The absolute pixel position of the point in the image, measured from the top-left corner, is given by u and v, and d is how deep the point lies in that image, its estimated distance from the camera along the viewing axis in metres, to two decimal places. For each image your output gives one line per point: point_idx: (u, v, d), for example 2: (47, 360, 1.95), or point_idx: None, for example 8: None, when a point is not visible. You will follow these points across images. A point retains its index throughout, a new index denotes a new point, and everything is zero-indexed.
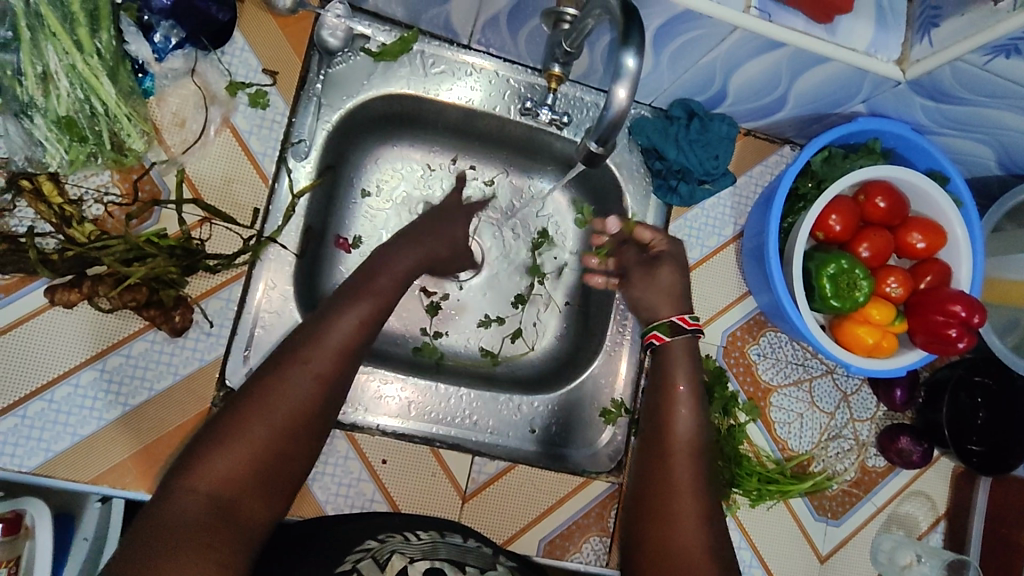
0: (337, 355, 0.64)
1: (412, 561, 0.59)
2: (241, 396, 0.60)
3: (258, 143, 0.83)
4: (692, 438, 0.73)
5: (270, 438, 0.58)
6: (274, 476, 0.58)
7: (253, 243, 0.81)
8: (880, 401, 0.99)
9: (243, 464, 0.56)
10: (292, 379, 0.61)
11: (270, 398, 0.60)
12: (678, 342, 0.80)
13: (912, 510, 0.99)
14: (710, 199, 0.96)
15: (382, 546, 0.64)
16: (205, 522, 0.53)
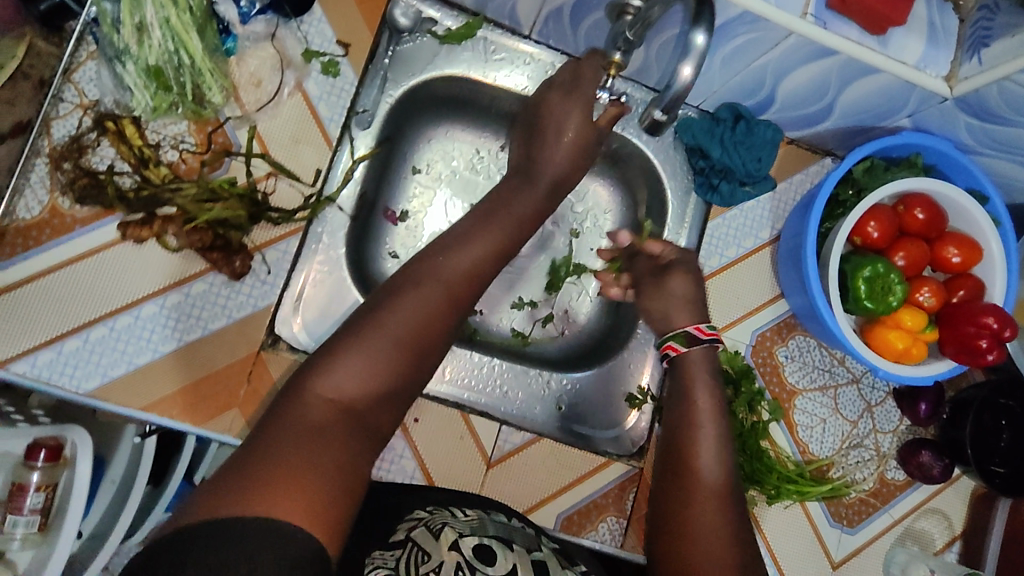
0: (457, 286, 0.65)
1: (462, 536, 0.62)
2: (369, 310, 0.61)
3: (326, 108, 0.88)
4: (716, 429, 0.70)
5: (393, 358, 0.58)
6: (395, 390, 0.58)
7: (313, 202, 0.85)
8: (904, 415, 1.00)
9: (368, 374, 0.56)
10: (420, 296, 0.62)
11: (394, 312, 0.60)
12: (695, 352, 0.76)
13: (929, 527, 1.00)
14: (750, 202, 0.99)
15: (431, 516, 0.66)
16: (333, 426, 0.52)
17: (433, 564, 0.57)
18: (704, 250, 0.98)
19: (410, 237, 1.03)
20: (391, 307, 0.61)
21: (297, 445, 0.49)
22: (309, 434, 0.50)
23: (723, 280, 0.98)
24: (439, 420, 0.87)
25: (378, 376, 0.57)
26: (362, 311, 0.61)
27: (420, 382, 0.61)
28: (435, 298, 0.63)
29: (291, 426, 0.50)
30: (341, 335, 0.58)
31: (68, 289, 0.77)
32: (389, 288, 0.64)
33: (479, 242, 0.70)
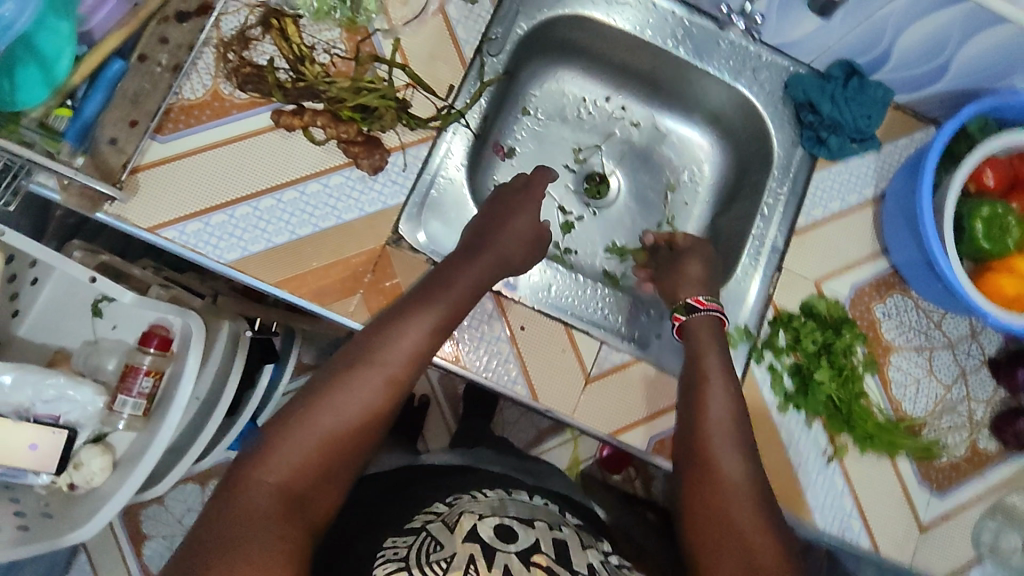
0: (407, 360, 0.74)
1: (483, 518, 0.71)
2: (318, 391, 0.70)
3: (463, 31, 0.93)
4: (729, 421, 0.77)
5: (338, 429, 0.68)
6: (338, 457, 0.68)
7: (445, 113, 0.91)
8: (998, 385, 0.99)
9: (305, 464, 0.65)
10: (364, 381, 0.71)
11: (339, 400, 0.69)
12: (696, 318, 0.88)
13: (1019, 502, 0.97)
14: (855, 160, 1.01)
15: (450, 509, 0.77)
16: (278, 509, 0.62)
17: (446, 554, 0.64)
18: (808, 201, 1.00)
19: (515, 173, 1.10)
20: (341, 390, 0.70)
21: (245, 523, 0.59)
22: (267, 515, 0.61)
23: (825, 231, 0.99)
24: (543, 330, 0.89)
25: (321, 451, 0.67)
26: (312, 389, 0.71)
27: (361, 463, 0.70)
28: (374, 382, 0.71)
29: (246, 504, 0.61)
30: (292, 412, 0.68)
31: (218, 168, 0.83)
32: (338, 366, 0.73)
33: (435, 312, 0.77)
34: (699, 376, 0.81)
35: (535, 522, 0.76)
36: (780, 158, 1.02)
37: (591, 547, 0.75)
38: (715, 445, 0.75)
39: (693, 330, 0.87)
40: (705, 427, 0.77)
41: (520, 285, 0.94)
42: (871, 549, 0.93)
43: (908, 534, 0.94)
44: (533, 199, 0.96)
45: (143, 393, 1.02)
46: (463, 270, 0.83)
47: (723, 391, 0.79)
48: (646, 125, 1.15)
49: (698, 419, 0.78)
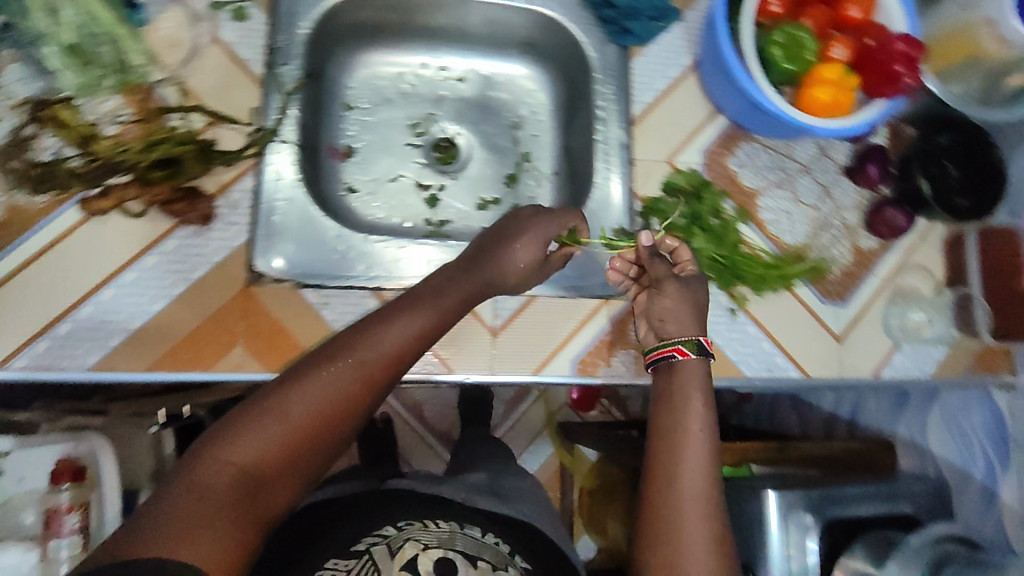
0: (386, 362, 0.64)
1: (425, 549, 0.84)
2: (290, 382, 0.61)
3: (245, 51, 0.90)
4: (704, 483, 0.68)
5: (303, 420, 0.59)
6: (310, 450, 0.59)
7: (258, 136, 0.87)
8: (859, 188, 1.05)
9: (270, 456, 0.57)
10: (335, 374, 0.61)
11: (291, 403, 0.59)
12: (690, 365, 0.75)
13: (915, 282, 1.05)
14: (664, 37, 1.04)
15: (398, 533, 0.87)
16: (235, 494, 0.54)
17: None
18: (636, 91, 1.02)
19: (361, 169, 1.07)
20: (313, 384, 0.60)
21: (188, 518, 0.51)
22: (215, 512, 0.52)
23: (660, 112, 1.02)
24: None
25: (292, 440, 0.58)
26: (280, 381, 0.61)
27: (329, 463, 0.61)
28: (352, 379, 0.61)
29: (197, 491, 0.53)
30: (265, 402, 0.59)
31: (44, 279, 0.79)
32: (312, 357, 0.63)
33: (423, 317, 0.68)
34: (675, 378, 0.75)
35: (478, 558, 0.86)
36: (597, 59, 1.03)
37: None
38: (668, 475, 0.68)
39: (681, 375, 0.75)
40: (678, 457, 0.69)
41: (395, 271, 0.90)
42: (802, 375, 0.99)
43: (829, 349, 1.00)
44: (529, 224, 0.84)
45: (75, 529, 0.96)
46: (456, 286, 0.73)
47: (704, 432, 0.71)
48: (471, 77, 1.13)
49: (672, 438, 0.70)
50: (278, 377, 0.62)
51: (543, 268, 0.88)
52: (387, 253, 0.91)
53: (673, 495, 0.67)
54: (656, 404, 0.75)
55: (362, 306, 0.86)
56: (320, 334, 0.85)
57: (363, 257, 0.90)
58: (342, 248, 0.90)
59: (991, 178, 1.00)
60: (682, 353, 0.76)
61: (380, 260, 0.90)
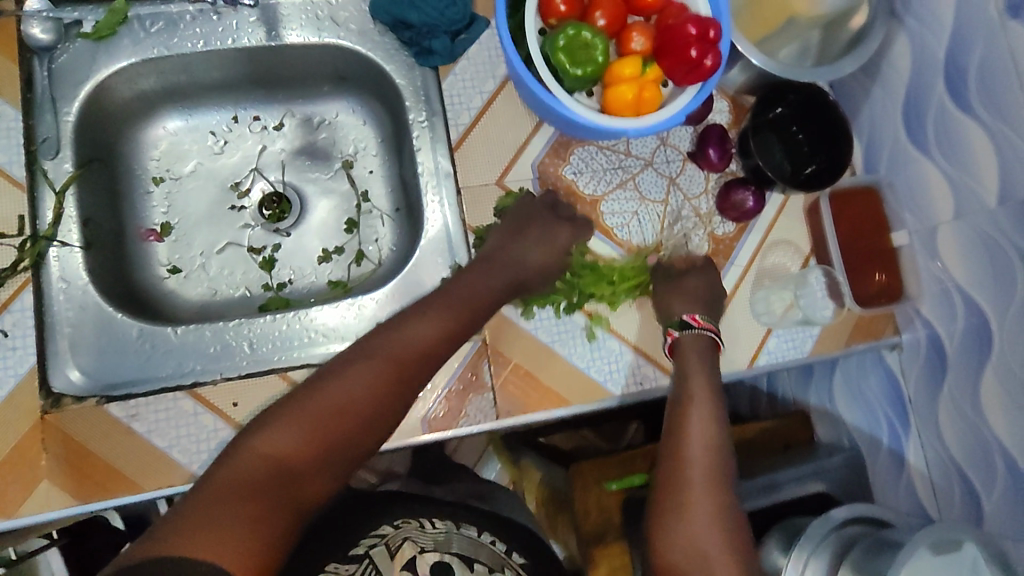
0: (418, 354, 0.77)
1: (423, 551, 0.76)
2: (333, 374, 0.72)
3: (1, 154, 0.82)
4: (704, 459, 0.82)
5: (379, 382, 0.72)
6: (330, 442, 0.68)
7: (28, 247, 0.80)
8: (705, 172, 0.99)
9: (295, 447, 0.66)
10: (358, 372, 0.72)
11: (345, 380, 0.71)
12: (686, 338, 0.88)
13: (779, 260, 1.00)
14: (473, 49, 0.97)
15: (395, 532, 0.79)
16: (265, 479, 0.64)
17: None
18: (450, 113, 0.95)
19: (181, 246, 1.00)
20: (356, 371, 0.72)
21: (224, 502, 0.60)
22: (253, 495, 0.62)
23: (480, 131, 0.95)
24: (259, 392, 0.81)
25: (315, 431, 0.68)
26: (322, 376, 0.72)
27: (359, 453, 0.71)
28: (386, 364, 0.74)
29: (230, 479, 0.63)
30: (281, 408, 0.69)
31: None
32: (338, 359, 0.74)
33: (475, 289, 0.85)
34: (684, 382, 0.87)
35: (474, 560, 0.78)
36: (404, 85, 0.97)
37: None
38: (692, 469, 0.81)
39: (681, 360, 0.89)
40: (685, 455, 0.82)
41: (212, 361, 0.84)
42: None
43: None
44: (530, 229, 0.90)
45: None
46: (473, 286, 0.85)
47: (704, 408, 0.85)
48: (289, 122, 1.06)
49: (676, 456, 0.83)
50: (313, 376, 0.73)
51: (559, 268, 0.92)
52: (199, 342, 0.84)
53: (695, 481, 0.80)
54: (670, 410, 0.87)
55: (174, 409, 0.79)
56: (133, 448, 0.78)
57: (172, 354, 0.83)
58: (147, 346, 0.83)
59: (835, 132, 0.95)
60: (669, 337, 0.90)
61: (192, 352, 0.83)
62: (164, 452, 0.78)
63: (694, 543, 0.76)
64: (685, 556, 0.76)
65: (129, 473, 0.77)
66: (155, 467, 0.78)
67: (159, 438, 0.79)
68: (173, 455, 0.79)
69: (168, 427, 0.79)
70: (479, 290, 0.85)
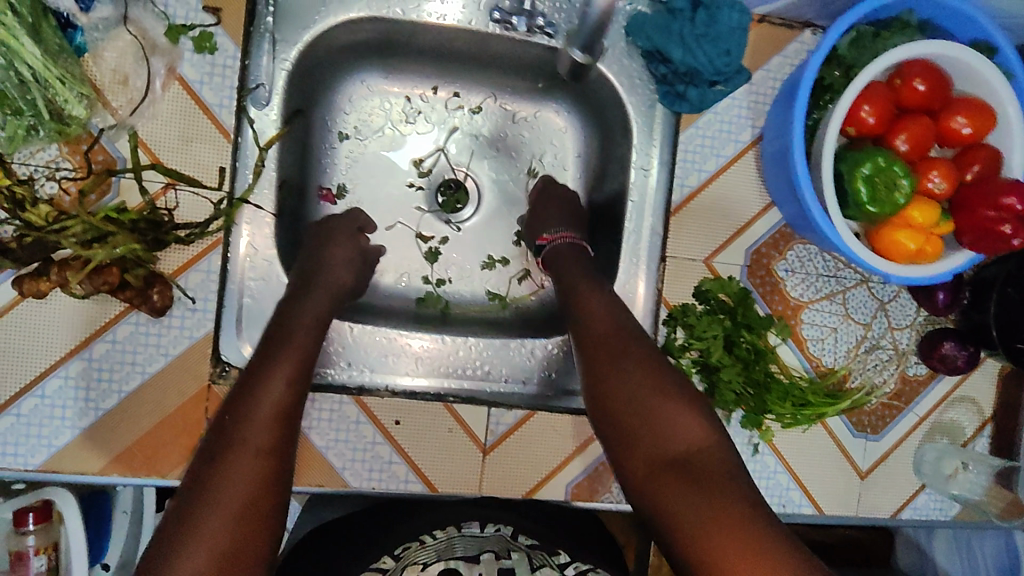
0: (275, 422, 0.63)
1: (425, 567, 0.69)
2: (202, 483, 0.58)
3: (211, 93, 0.74)
4: (629, 347, 0.69)
5: (250, 475, 0.59)
6: (240, 531, 0.57)
7: (225, 207, 0.74)
8: (920, 307, 0.91)
9: (211, 558, 0.55)
10: (235, 469, 0.59)
11: (218, 480, 0.58)
12: (558, 243, 0.84)
13: (957, 417, 0.94)
14: (724, 101, 0.85)
15: (398, 561, 0.69)
16: None
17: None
18: (679, 169, 0.86)
19: None
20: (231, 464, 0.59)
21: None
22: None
23: (704, 201, 0.86)
24: (421, 414, 0.81)
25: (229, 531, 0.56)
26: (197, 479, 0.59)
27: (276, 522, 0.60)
28: (261, 426, 0.62)
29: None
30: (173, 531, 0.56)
31: None
32: (206, 457, 0.61)
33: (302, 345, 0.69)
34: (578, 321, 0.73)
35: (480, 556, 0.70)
36: (639, 122, 0.86)
37: (542, 564, 0.71)
38: (615, 365, 0.68)
39: (566, 271, 0.80)
40: (607, 370, 0.68)
41: (384, 369, 0.82)
42: (814, 512, 0.91)
43: (849, 486, 0.92)
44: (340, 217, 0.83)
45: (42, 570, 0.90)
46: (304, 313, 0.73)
47: (607, 315, 0.72)
48: (487, 107, 0.95)
49: (596, 370, 0.69)
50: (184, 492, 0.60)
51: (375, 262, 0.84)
52: (377, 346, 0.82)
53: (634, 404, 0.66)
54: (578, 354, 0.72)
55: (337, 411, 0.79)
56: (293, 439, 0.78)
57: (346, 353, 0.81)
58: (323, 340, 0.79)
59: None
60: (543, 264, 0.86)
61: (370, 354, 0.82)
62: (319, 451, 0.79)
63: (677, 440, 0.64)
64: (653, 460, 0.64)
65: None
66: (310, 461, 0.78)
67: (318, 436, 0.79)
68: (327, 455, 0.79)
69: (330, 427, 0.79)
70: (300, 321, 0.72)
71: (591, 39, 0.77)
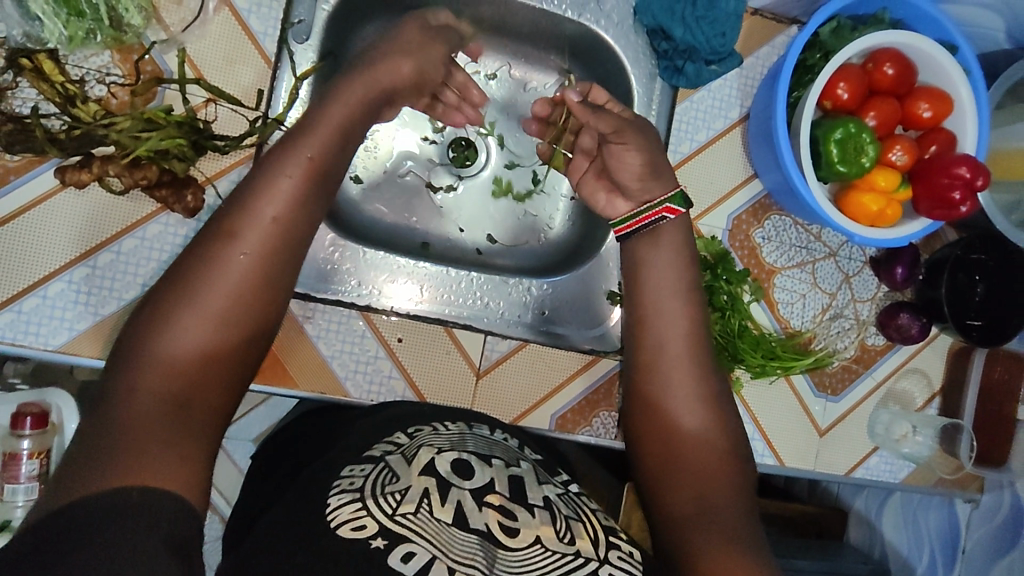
0: (282, 219, 0.64)
1: (440, 452, 0.68)
2: (188, 283, 0.60)
3: (257, 22, 0.80)
4: (686, 367, 0.76)
5: (236, 289, 0.60)
6: (214, 352, 0.59)
7: (259, 125, 0.80)
8: (881, 282, 1.01)
9: (191, 353, 0.58)
10: (229, 266, 0.61)
11: (211, 287, 0.60)
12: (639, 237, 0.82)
13: (909, 386, 1.03)
14: (716, 81, 0.95)
15: (411, 441, 0.70)
16: (165, 409, 0.56)
17: (401, 487, 0.63)
18: (673, 136, 0.95)
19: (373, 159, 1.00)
20: (223, 267, 0.60)
21: (143, 438, 0.54)
22: (174, 429, 0.55)
23: (695, 166, 0.95)
24: (423, 337, 0.86)
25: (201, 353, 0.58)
26: (181, 283, 0.60)
27: (251, 352, 0.62)
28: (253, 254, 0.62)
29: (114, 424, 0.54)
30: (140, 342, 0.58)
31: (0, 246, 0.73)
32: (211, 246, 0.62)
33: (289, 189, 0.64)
34: (659, 292, 0.80)
35: (492, 457, 0.71)
36: (639, 96, 0.94)
37: (547, 481, 0.72)
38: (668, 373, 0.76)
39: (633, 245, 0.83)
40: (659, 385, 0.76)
41: (390, 292, 0.87)
42: (776, 464, 0.98)
43: (808, 441, 0.99)
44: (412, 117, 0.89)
45: (33, 475, 0.87)
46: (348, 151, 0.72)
47: (673, 300, 0.79)
48: (501, 75, 1.03)
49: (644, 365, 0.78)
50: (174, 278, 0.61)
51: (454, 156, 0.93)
52: (387, 270, 0.87)
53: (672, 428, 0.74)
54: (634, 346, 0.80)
55: (344, 324, 0.83)
56: (301, 349, 0.82)
57: (356, 273, 0.86)
58: (335, 257, 0.85)
59: (1012, 308, 0.95)
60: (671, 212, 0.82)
61: (379, 277, 0.86)
62: (324, 360, 0.83)
63: (675, 458, 0.73)
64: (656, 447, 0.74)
65: (290, 367, 0.81)
66: (315, 370, 0.82)
67: (325, 346, 0.83)
68: (331, 366, 0.83)
69: (335, 341, 0.83)
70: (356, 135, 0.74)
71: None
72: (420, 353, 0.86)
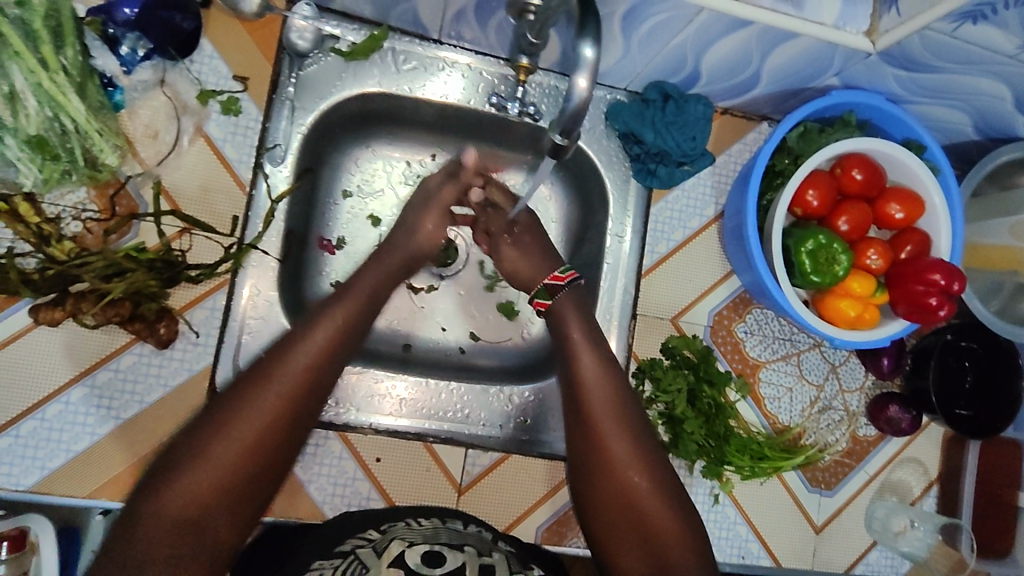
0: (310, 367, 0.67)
1: (410, 545, 0.63)
2: (222, 411, 0.63)
3: (232, 150, 0.82)
4: (626, 424, 0.74)
5: (264, 419, 0.63)
6: (235, 483, 0.61)
7: (235, 251, 0.80)
8: (868, 371, 1.00)
9: (214, 479, 0.59)
10: (260, 403, 0.63)
11: (240, 422, 0.62)
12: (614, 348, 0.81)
13: (905, 476, 1.01)
14: (690, 180, 0.96)
15: (382, 536, 0.67)
16: (176, 534, 0.57)
17: None
18: (649, 238, 0.95)
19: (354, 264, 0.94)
20: (254, 404, 0.63)
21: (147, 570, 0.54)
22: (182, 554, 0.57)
23: (672, 265, 0.96)
24: (401, 453, 0.85)
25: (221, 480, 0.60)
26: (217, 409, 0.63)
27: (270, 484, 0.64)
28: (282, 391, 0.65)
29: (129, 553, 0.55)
30: (166, 464, 0.60)
31: None
32: (244, 385, 0.65)
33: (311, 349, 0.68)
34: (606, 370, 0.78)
35: (464, 546, 0.66)
36: (614, 198, 0.95)
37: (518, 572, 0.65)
38: (605, 422, 0.74)
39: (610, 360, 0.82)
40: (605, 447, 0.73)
41: (369, 409, 0.86)
42: (773, 564, 0.95)
43: (804, 537, 0.96)
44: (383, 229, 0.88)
45: None
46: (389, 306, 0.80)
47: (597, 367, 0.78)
48: None
49: (586, 416, 0.75)
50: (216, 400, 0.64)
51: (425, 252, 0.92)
52: (364, 387, 0.86)
53: (630, 484, 0.71)
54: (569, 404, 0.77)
55: (322, 446, 0.83)
56: None
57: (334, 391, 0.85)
58: None
59: (1002, 400, 0.93)
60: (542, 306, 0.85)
61: (356, 394, 0.86)
62: (302, 485, 0.82)
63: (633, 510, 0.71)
64: (606, 505, 0.72)
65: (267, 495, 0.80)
66: (291, 495, 0.81)
67: (303, 470, 0.82)
68: (309, 490, 0.82)
69: (313, 464, 0.82)
70: None
71: (570, 126, 0.64)
72: (400, 469, 0.85)
